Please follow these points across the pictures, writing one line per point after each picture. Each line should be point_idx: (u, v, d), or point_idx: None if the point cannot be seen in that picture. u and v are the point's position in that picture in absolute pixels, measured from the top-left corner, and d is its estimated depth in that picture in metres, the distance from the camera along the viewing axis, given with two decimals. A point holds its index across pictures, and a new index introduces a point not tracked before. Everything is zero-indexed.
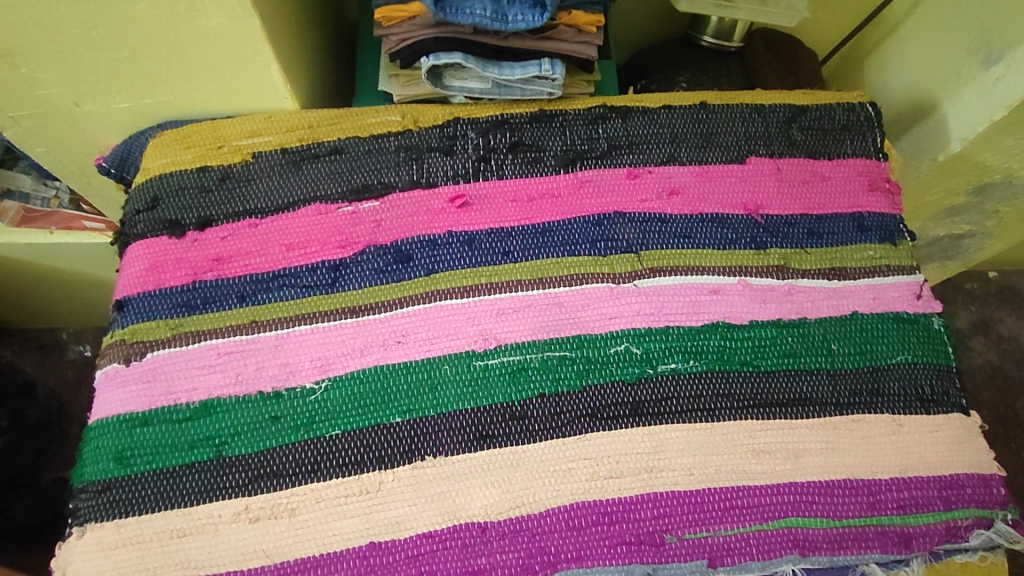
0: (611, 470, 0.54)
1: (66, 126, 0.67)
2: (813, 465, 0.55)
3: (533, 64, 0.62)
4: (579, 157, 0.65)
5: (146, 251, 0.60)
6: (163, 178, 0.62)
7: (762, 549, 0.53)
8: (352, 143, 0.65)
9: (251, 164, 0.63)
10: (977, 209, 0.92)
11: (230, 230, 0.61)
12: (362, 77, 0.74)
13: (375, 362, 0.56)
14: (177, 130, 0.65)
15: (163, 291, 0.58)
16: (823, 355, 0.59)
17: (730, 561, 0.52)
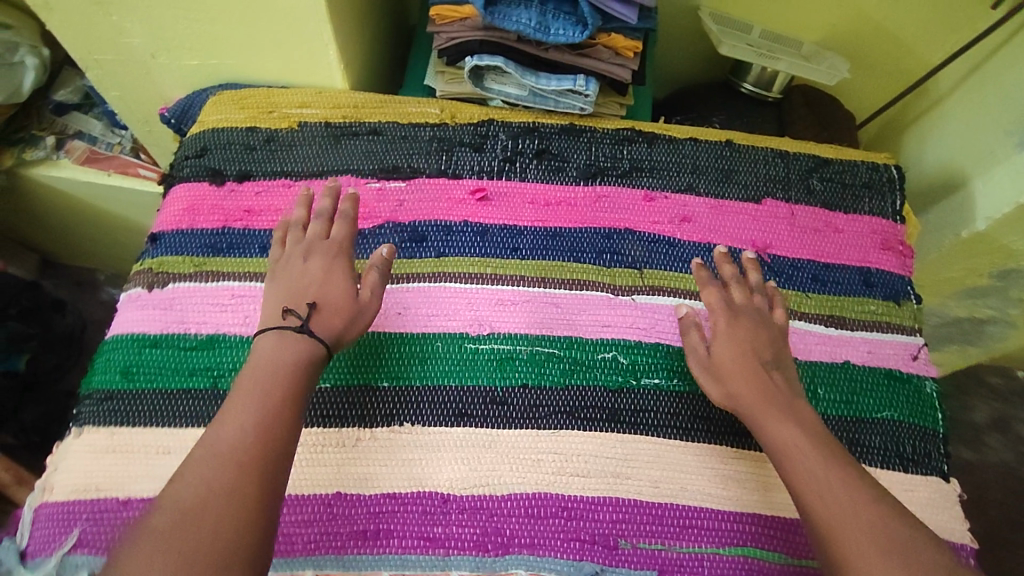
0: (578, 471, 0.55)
1: (140, 75, 0.74)
2: (779, 500, 0.55)
3: (568, 79, 0.66)
4: (600, 173, 0.68)
5: (186, 193, 0.65)
6: (215, 132, 0.68)
7: (715, 572, 0.53)
8: (392, 127, 0.69)
9: (296, 132, 0.68)
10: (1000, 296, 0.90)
11: (265, 187, 0.66)
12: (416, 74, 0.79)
13: (372, 329, 0.59)
14: (235, 92, 0.71)
15: (194, 231, 0.63)
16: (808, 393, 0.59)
17: None
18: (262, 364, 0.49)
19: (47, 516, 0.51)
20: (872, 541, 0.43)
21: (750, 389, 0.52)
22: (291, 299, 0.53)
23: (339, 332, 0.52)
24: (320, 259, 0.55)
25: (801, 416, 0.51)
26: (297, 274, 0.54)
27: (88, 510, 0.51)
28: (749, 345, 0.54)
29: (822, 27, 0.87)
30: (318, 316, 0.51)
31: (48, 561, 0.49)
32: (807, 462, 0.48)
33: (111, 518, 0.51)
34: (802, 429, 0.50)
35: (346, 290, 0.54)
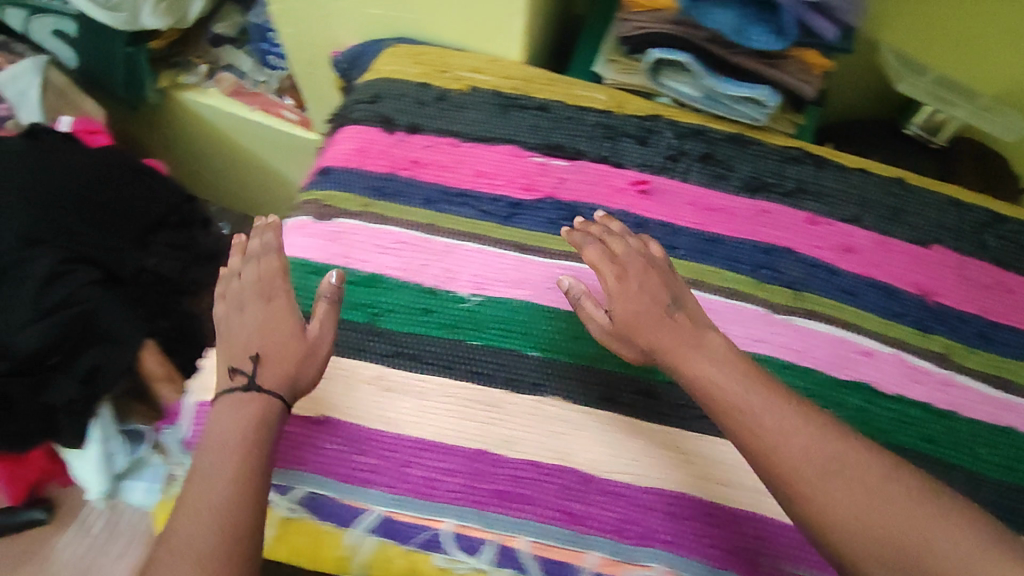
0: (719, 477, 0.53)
1: (318, 17, 0.75)
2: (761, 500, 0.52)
3: (749, 86, 0.63)
4: (764, 187, 0.66)
5: (358, 135, 0.66)
6: (389, 82, 0.68)
7: None
8: (561, 107, 0.68)
9: (467, 95, 0.68)
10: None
11: (431, 141, 0.66)
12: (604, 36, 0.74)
13: (525, 298, 0.59)
14: (411, 47, 0.71)
15: (362, 172, 0.64)
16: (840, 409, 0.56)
17: None
18: (213, 442, 0.46)
19: (205, 414, 0.53)
20: (816, 472, 0.40)
21: (656, 335, 0.48)
22: (233, 357, 0.50)
23: (291, 373, 0.50)
24: (256, 306, 0.52)
25: (713, 351, 0.46)
26: (234, 332, 0.51)
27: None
28: (648, 298, 0.50)
29: None
30: (263, 367, 0.49)
31: None
32: (737, 400, 0.43)
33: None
34: (728, 368, 0.45)
35: (293, 336, 0.51)
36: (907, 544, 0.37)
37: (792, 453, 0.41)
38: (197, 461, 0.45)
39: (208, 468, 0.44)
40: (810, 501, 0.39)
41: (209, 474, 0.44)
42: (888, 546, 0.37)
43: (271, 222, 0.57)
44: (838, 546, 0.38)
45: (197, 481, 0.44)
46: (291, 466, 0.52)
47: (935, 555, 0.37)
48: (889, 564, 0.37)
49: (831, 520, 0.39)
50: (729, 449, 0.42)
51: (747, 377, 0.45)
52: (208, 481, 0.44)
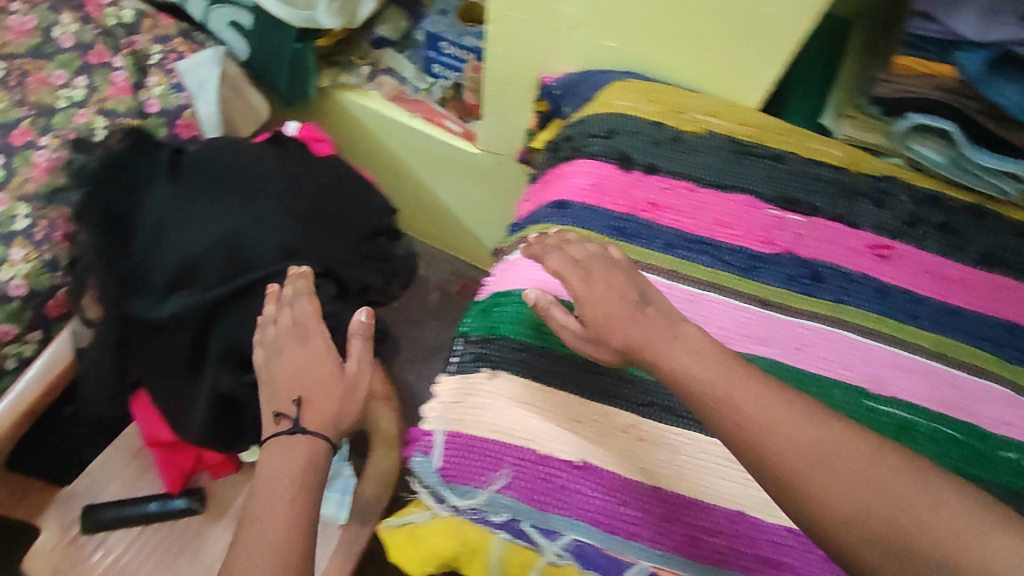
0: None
1: (539, 43, 0.75)
2: None
3: (1010, 163, 0.61)
4: (1000, 262, 0.64)
5: (593, 170, 0.66)
6: (623, 117, 0.68)
7: None
8: (795, 159, 0.67)
9: (703, 138, 0.67)
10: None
11: (669, 184, 0.65)
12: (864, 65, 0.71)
13: (771, 356, 0.59)
14: (644, 84, 0.70)
15: (601, 210, 0.64)
16: (998, 469, 0.54)
17: None
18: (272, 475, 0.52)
19: (465, 449, 0.55)
20: (802, 463, 0.40)
21: (631, 332, 0.48)
22: (279, 402, 0.57)
23: (334, 413, 0.57)
24: (298, 347, 0.59)
25: (687, 340, 0.47)
26: (278, 374, 0.58)
27: (514, 457, 0.53)
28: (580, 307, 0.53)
29: None
30: (307, 408, 0.56)
31: (477, 493, 0.53)
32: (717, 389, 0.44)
33: (531, 470, 0.53)
34: (687, 351, 0.46)
35: (327, 367, 0.58)
36: (895, 525, 0.38)
37: (825, 466, 0.40)
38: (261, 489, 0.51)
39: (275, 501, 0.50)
40: (818, 498, 0.39)
41: (266, 503, 0.50)
42: (882, 536, 0.38)
43: (301, 273, 0.62)
44: (831, 534, 0.39)
45: (262, 515, 0.49)
46: (554, 512, 0.52)
47: (976, 563, 0.35)
48: (902, 565, 0.37)
49: (826, 510, 0.39)
50: (764, 461, 0.41)
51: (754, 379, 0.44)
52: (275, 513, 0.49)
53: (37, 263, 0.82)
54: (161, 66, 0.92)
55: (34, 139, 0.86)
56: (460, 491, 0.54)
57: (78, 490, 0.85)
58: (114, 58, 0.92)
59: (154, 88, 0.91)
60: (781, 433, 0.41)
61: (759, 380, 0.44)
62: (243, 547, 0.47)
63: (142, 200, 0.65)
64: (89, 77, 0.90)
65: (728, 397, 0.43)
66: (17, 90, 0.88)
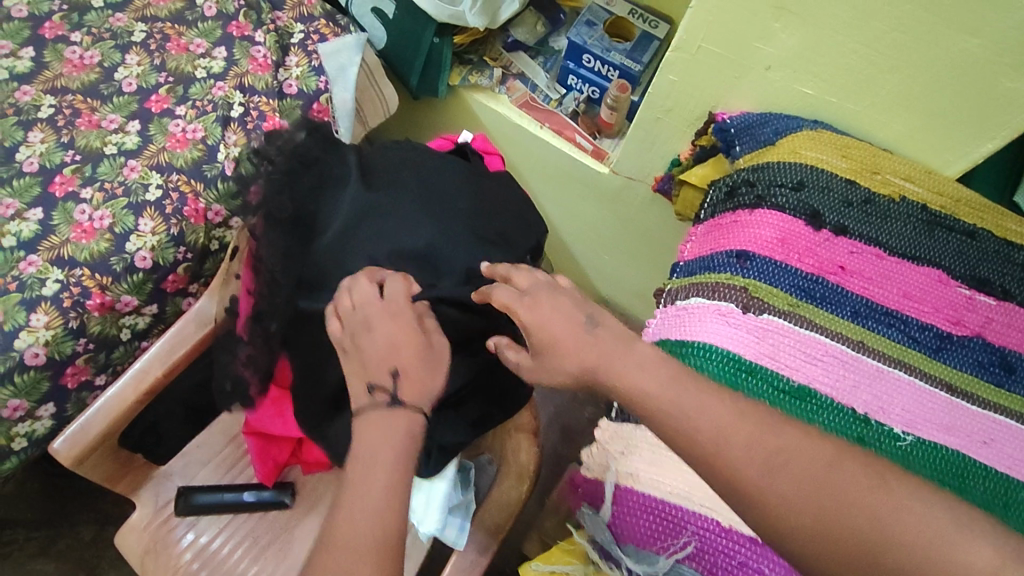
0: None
1: (721, 80, 0.73)
2: None
3: None
4: None
5: (779, 223, 0.63)
6: (816, 170, 0.65)
7: None
8: (990, 237, 0.64)
9: (896, 203, 0.65)
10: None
11: (859, 249, 0.62)
12: None
13: (958, 448, 0.55)
14: (837, 137, 0.67)
15: (787, 267, 0.61)
16: None
17: None
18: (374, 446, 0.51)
19: (641, 511, 0.53)
20: (756, 468, 0.46)
21: (581, 357, 0.50)
22: (372, 372, 0.54)
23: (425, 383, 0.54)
24: (384, 322, 0.55)
25: (639, 360, 0.50)
26: (367, 349, 0.55)
27: (697, 526, 0.50)
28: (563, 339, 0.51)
29: None
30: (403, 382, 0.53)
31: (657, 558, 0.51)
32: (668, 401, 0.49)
33: (713, 542, 0.50)
34: (659, 378, 0.49)
35: (415, 338, 0.55)
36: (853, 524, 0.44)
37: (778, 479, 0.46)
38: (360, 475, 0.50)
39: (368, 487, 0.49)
40: (774, 509, 0.45)
41: (365, 480, 0.49)
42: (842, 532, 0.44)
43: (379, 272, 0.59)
44: (796, 536, 0.44)
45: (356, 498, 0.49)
46: None
47: (930, 546, 0.43)
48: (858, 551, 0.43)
49: (789, 522, 0.45)
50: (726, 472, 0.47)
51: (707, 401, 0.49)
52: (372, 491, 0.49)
53: (163, 237, 0.79)
54: (302, 48, 0.91)
55: (171, 108, 0.85)
56: (635, 554, 0.53)
57: (173, 470, 0.81)
58: (255, 33, 0.90)
59: (293, 68, 0.90)
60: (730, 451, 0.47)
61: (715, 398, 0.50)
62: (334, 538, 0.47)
63: (332, 200, 0.66)
64: (229, 49, 0.89)
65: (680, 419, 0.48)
66: (157, 55, 0.87)
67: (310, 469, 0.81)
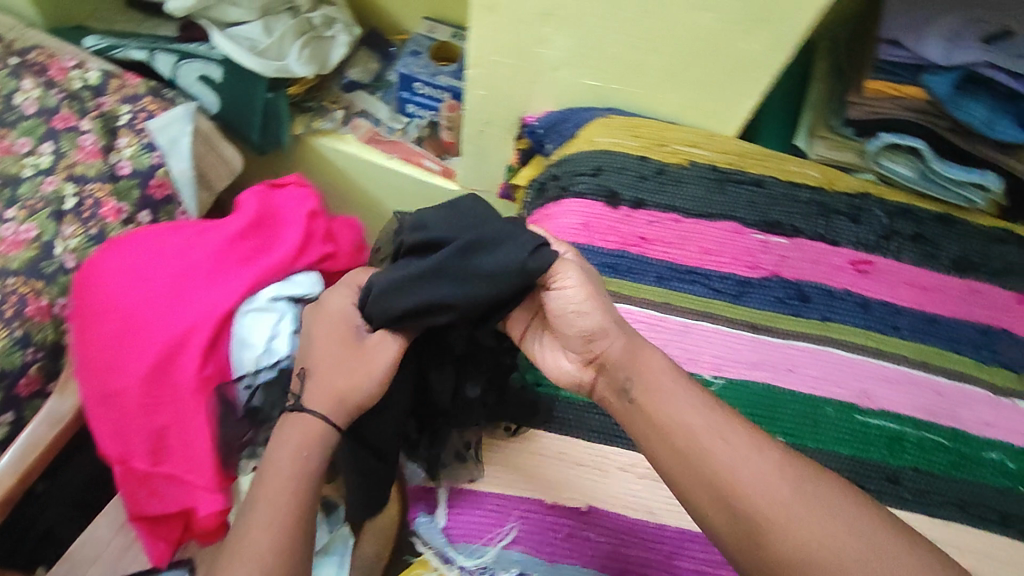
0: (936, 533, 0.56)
1: (523, 85, 0.76)
2: None
3: (974, 171, 0.66)
4: (971, 267, 0.68)
5: (580, 209, 0.67)
6: (609, 153, 0.70)
7: None
8: (774, 182, 0.70)
9: (685, 169, 0.70)
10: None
11: (655, 217, 0.67)
12: (837, 85, 0.74)
13: (766, 380, 0.60)
14: (625, 119, 0.72)
15: (591, 248, 0.65)
16: (982, 468, 0.58)
17: None
18: (285, 455, 0.48)
19: (473, 507, 0.55)
20: (770, 498, 0.42)
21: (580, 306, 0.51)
22: (310, 371, 0.52)
23: (341, 390, 0.50)
24: (321, 323, 0.54)
25: (663, 373, 0.49)
26: (312, 356, 0.52)
27: (520, 509, 0.54)
28: (618, 330, 0.51)
29: None
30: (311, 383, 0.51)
31: (486, 551, 0.53)
32: (693, 420, 0.46)
33: (538, 520, 0.54)
34: (692, 401, 0.47)
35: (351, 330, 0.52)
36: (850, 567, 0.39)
37: (795, 519, 0.41)
38: (272, 475, 0.47)
39: (280, 482, 0.46)
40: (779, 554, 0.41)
41: (270, 493, 0.46)
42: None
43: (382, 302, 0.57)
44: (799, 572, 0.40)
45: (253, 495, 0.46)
46: (564, 561, 0.52)
47: None
48: None
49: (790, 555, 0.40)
50: (737, 501, 0.43)
51: (735, 426, 0.46)
52: (268, 491, 0.46)
53: (7, 341, 0.78)
54: (130, 127, 0.91)
55: None
56: (467, 551, 0.54)
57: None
58: (80, 122, 0.90)
59: (124, 149, 0.90)
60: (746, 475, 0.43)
61: (738, 423, 0.46)
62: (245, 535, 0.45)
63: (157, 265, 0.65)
64: (56, 142, 0.88)
65: (694, 437, 0.45)
66: None
67: (204, 541, 0.79)
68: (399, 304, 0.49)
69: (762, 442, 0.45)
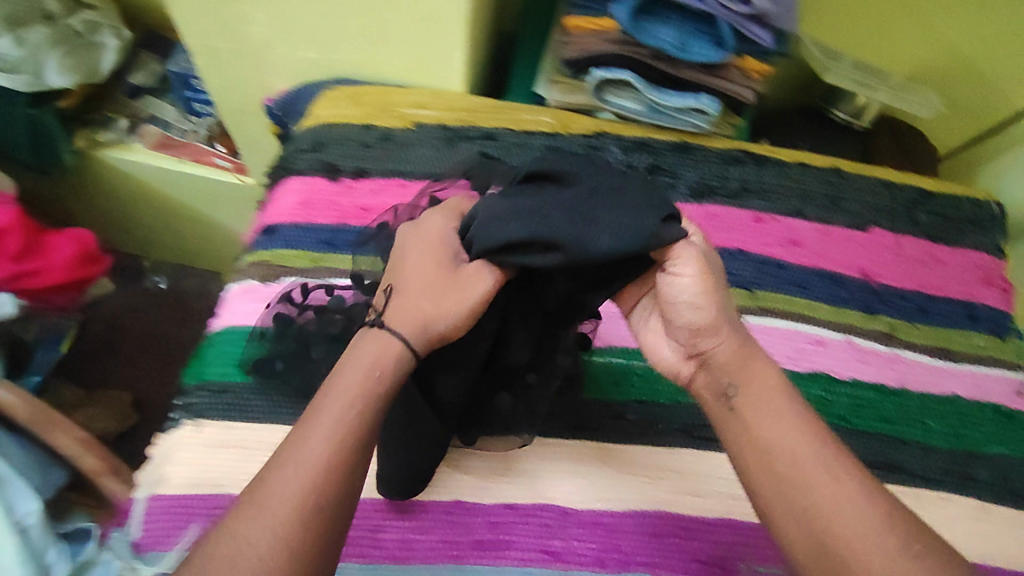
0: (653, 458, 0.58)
1: (251, 66, 0.73)
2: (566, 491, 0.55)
3: (692, 96, 0.64)
4: (710, 192, 0.68)
5: (299, 186, 0.65)
6: (331, 126, 0.67)
7: None
8: (506, 133, 0.69)
9: (411, 132, 0.67)
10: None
11: (378, 185, 0.65)
12: None
13: None
14: (350, 88, 0.70)
15: (307, 226, 0.63)
16: None
17: None
18: (347, 388, 0.38)
19: (159, 511, 0.51)
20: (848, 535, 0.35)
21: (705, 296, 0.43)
22: (396, 286, 0.43)
23: (425, 314, 0.41)
24: (414, 252, 0.44)
25: (775, 400, 0.40)
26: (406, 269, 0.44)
27: (206, 505, 0.51)
28: (730, 330, 0.43)
29: (914, 61, 0.83)
30: (397, 299, 0.42)
31: (168, 555, 0.50)
32: (791, 441, 0.39)
33: None
34: (802, 435, 0.39)
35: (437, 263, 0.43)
36: None
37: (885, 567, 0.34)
38: (318, 412, 0.37)
39: (332, 421, 0.37)
40: None
41: (312, 434, 0.36)
42: None
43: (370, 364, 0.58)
44: None
45: (313, 412, 0.38)
46: None
47: None
48: None
49: None
50: (824, 537, 0.35)
51: (847, 461, 0.38)
52: (332, 408, 0.37)
53: None
54: None
55: None
56: (150, 559, 0.50)
57: None
58: None
59: None
60: (848, 513, 0.35)
61: (835, 451, 0.38)
62: (271, 499, 0.34)
63: None
64: None
65: (798, 465, 0.38)
66: None
67: None
68: (497, 233, 0.42)
69: (848, 470, 0.37)
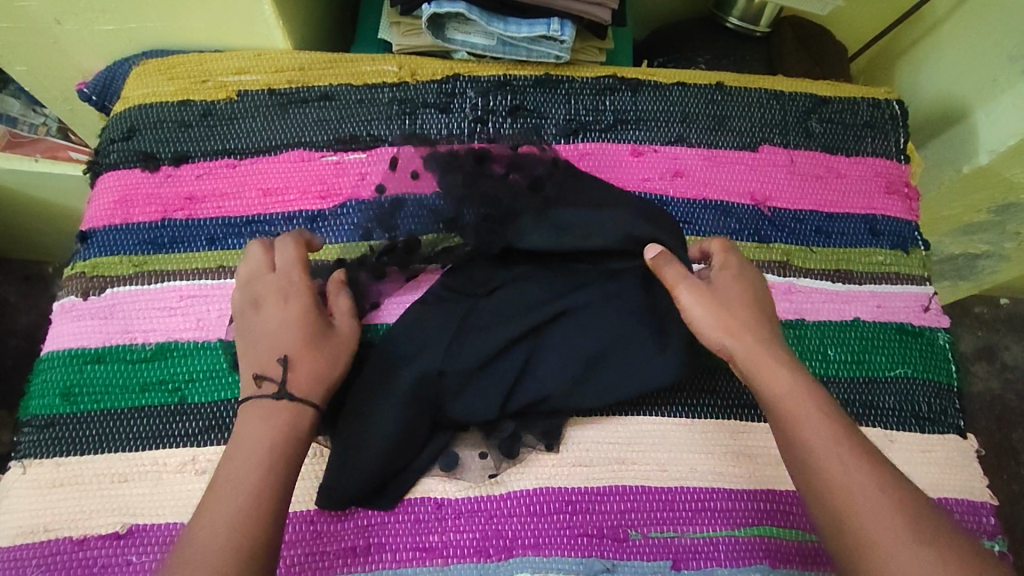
0: (536, 434, 0.52)
1: (47, 47, 0.63)
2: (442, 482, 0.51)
3: (541, 23, 0.58)
4: (582, 128, 0.61)
5: (116, 183, 0.58)
6: (142, 108, 0.60)
7: (732, 516, 0.51)
8: (345, 90, 0.61)
9: (235, 102, 0.60)
10: (997, 252, 0.82)
11: (206, 168, 0.58)
12: None
13: None
14: (162, 59, 0.61)
15: (130, 226, 0.56)
16: None
17: (693, 526, 0.50)
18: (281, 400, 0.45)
19: None
20: (846, 503, 0.38)
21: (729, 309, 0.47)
22: (292, 359, 0.46)
23: (325, 373, 0.47)
24: (293, 317, 0.48)
25: (787, 376, 0.44)
26: (280, 342, 0.47)
27: (39, 555, 0.47)
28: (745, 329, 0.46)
29: None
30: (296, 367, 0.46)
31: None
32: (814, 441, 0.41)
33: (63, 562, 0.47)
34: (823, 420, 0.42)
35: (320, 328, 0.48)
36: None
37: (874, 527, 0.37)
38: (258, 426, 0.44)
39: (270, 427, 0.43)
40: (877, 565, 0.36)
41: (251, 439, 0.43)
42: None
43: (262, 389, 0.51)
44: None
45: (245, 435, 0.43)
46: None
47: None
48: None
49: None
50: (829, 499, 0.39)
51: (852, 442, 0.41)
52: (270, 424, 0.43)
53: None
54: None
55: None
56: None
57: None
58: None
59: None
60: (863, 498, 0.38)
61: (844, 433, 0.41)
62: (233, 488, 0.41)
63: None
64: None
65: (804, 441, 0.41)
66: None
67: None
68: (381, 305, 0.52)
69: (854, 450, 0.40)
